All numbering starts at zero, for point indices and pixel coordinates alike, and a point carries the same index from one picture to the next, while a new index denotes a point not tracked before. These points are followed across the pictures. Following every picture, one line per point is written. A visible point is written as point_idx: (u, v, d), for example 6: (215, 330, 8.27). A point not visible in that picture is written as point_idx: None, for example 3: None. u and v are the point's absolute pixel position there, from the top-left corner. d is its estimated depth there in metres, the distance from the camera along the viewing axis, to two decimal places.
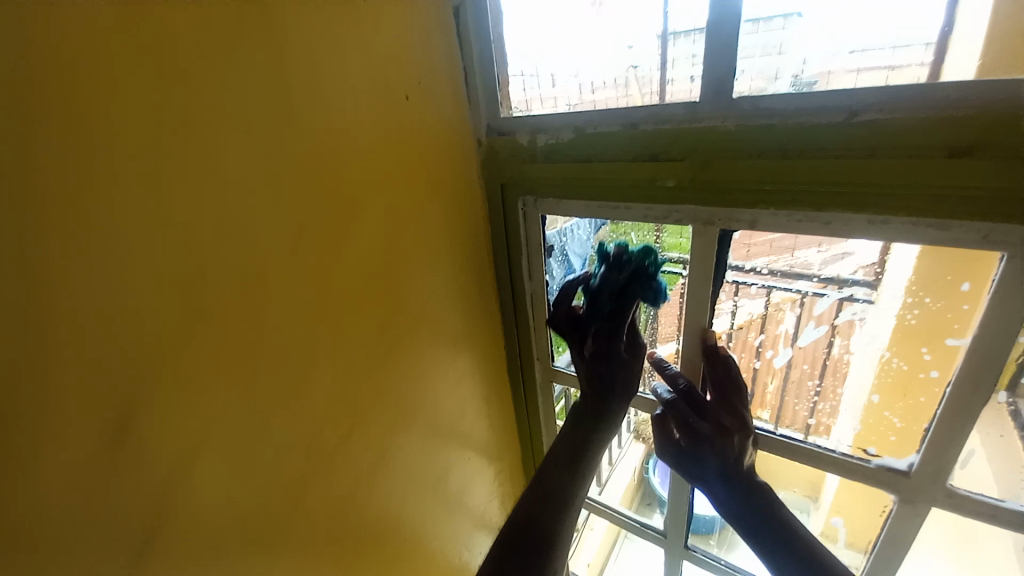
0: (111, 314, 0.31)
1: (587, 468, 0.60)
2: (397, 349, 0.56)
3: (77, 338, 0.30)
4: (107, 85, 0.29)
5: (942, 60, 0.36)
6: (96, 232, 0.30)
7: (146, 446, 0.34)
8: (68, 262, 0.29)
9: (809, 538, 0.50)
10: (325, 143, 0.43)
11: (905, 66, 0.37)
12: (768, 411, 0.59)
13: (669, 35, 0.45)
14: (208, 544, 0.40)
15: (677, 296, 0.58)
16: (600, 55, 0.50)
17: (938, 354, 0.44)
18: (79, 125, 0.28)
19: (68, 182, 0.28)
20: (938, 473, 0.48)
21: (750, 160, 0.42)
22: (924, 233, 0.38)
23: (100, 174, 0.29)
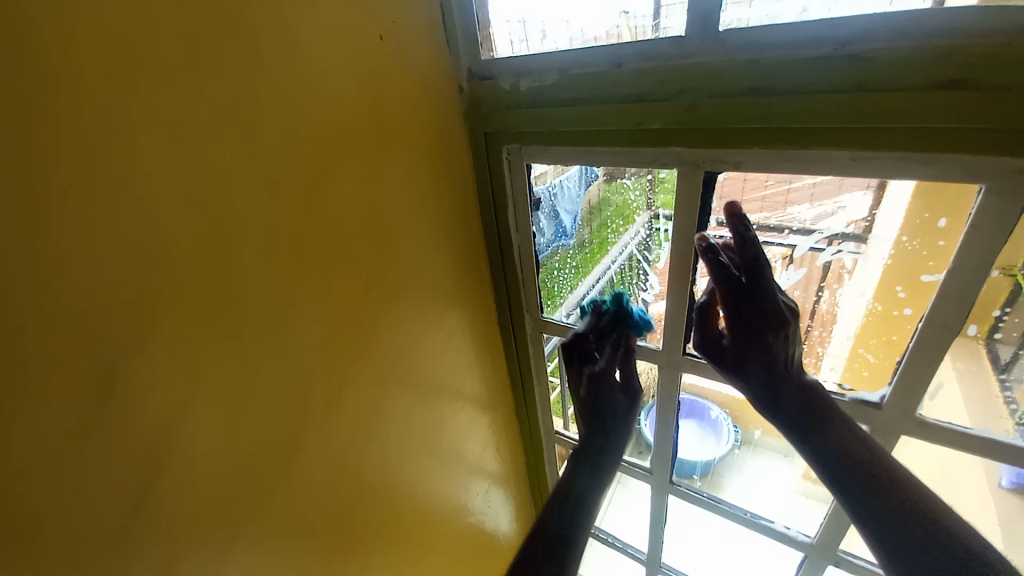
0: (91, 265, 0.31)
1: (607, 468, 0.63)
2: (388, 303, 0.57)
3: (59, 289, 0.30)
4: (60, 21, 0.28)
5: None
6: (66, 183, 0.29)
7: (141, 394, 0.35)
8: (39, 212, 0.29)
9: (900, 473, 0.46)
10: (296, 87, 0.41)
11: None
12: None
13: None
14: (212, 488, 0.42)
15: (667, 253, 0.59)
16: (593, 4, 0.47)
17: (912, 292, 0.46)
18: (32, 62, 0.27)
19: (28, 126, 0.28)
20: (910, 405, 0.50)
21: (734, 98, 0.41)
22: (907, 167, 0.39)
23: (60, 116, 0.29)
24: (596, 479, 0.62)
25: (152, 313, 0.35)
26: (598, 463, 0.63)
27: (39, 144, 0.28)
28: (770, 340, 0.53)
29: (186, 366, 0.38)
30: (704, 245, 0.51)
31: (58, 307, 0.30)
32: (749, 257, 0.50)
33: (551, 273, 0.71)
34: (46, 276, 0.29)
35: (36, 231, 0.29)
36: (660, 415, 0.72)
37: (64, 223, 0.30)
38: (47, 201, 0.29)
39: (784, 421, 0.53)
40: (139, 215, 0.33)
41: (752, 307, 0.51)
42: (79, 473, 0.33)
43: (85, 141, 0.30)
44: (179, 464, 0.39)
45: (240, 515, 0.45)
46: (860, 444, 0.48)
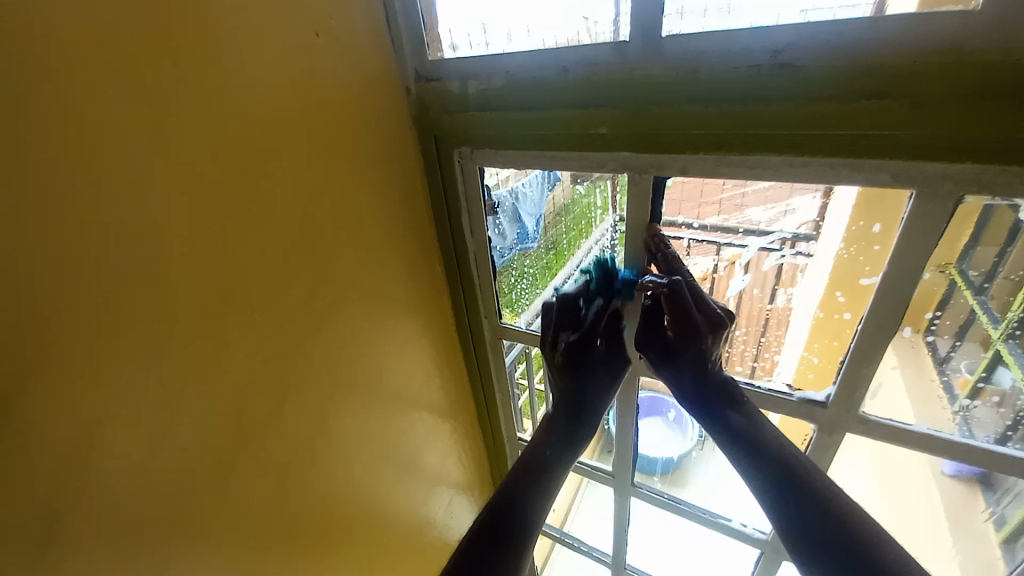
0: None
1: (574, 445, 0.57)
2: (335, 313, 0.54)
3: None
4: None
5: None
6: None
7: (36, 420, 0.32)
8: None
9: (806, 466, 0.45)
10: (223, 84, 0.39)
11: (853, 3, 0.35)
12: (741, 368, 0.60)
13: None
14: (130, 519, 0.39)
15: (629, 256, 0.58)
16: (555, 10, 0.47)
17: (851, 297, 0.47)
18: None
19: None
20: (852, 404, 0.51)
21: (675, 104, 0.42)
22: (841, 172, 0.40)
23: None
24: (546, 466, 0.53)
25: (51, 331, 0.32)
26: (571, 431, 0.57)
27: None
28: (708, 342, 0.51)
29: (100, 389, 0.35)
30: (655, 238, 0.52)
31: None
32: (670, 261, 0.51)
33: (507, 279, 0.70)
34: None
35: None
36: (619, 417, 0.72)
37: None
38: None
39: (698, 412, 0.53)
40: (27, 224, 0.30)
41: (693, 305, 0.50)
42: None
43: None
44: (92, 493, 0.36)
45: (165, 545, 0.42)
46: (772, 440, 0.47)
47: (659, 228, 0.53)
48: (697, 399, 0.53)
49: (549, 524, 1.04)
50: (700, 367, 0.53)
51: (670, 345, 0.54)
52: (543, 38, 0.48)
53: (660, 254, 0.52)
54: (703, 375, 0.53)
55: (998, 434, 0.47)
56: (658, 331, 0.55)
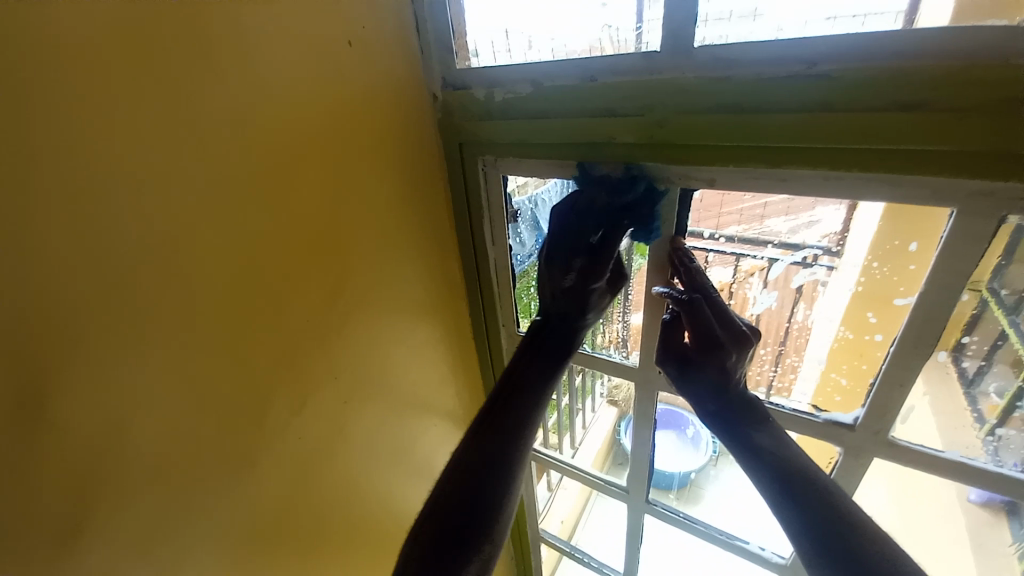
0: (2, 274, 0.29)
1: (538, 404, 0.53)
2: (354, 316, 0.54)
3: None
4: None
5: (915, 6, 0.34)
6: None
7: (65, 413, 0.33)
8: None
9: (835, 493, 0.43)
10: (254, 88, 0.39)
11: (881, 11, 0.35)
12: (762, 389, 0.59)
13: None
14: (148, 514, 0.39)
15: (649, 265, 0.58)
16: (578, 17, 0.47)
17: (883, 317, 0.46)
18: None
19: None
20: (882, 427, 0.49)
21: (704, 113, 0.41)
22: (877, 188, 0.39)
23: None
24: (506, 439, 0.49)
25: (77, 325, 0.32)
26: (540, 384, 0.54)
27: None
28: (731, 359, 0.50)
29: (120, 386, 0.35)
30: (679, 254, 0.52)
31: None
32: (695, 284, 0.51)
33: (524, 286, 0.70)
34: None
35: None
36: (636, 431, 0.71)
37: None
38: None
39: (720, 429, 0.51)
40: (65, 220, 0.31)
41: (714, 320, 0.50)
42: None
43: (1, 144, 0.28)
44: (109, 489, 0.36)
45: (182, 540, 0.42)
46: (797, 462, 0.46)
47: (683, 242, 0.52)
48: (717, 414, 0.52)
49: (558, 537, 1.02)
50: (722, 383, 0.51)
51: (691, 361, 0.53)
52: (566, 44, 0.48)
53: (682, 267, 0.52)
54: (725, 390, 0.51)
55: None
56: (677, 345, 0.55)
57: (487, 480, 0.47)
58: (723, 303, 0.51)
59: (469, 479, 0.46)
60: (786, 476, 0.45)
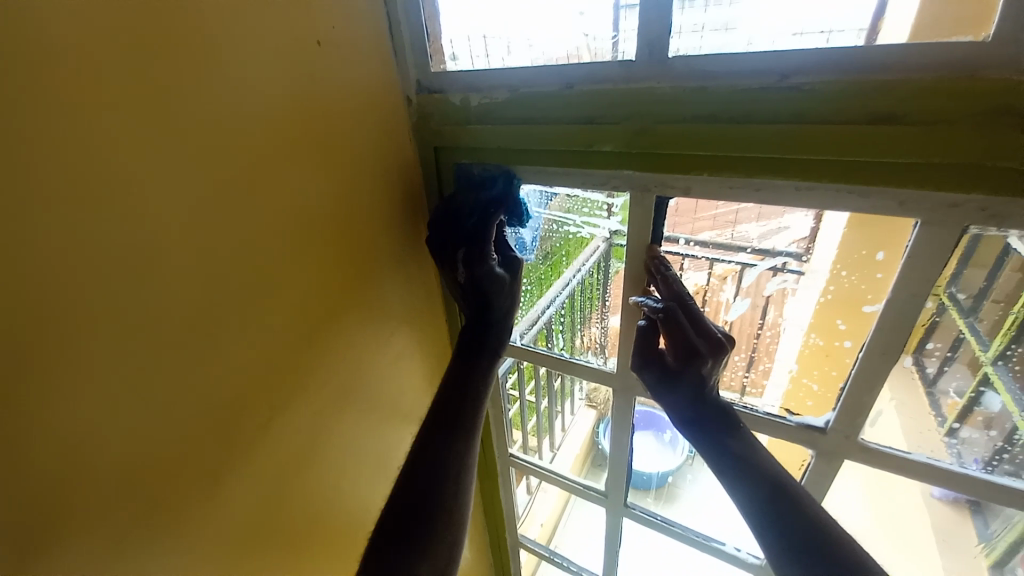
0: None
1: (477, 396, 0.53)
2: (327, 325, 0.53)
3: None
4: None
5: (878, 24, 0.35)
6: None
7: (9, 444, 0.30)
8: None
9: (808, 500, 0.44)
10: (219, 87, 0.37)
11: (845, 28, 0.36)
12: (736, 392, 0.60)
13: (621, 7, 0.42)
14: (107, 548, 0.36)
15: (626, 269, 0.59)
16: (554, 26, 0.47)
17: (852, 325, 0.47)
18: None
19: None
20: (852, 430, 0.50)
21: (681, 123, 0.41)
22: (848, 199, 0.39)
23: None
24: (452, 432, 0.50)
25: (20, 345, 0.29)
26: (471, 374, 0.54)
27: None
28: (707, 366, 0.50)
29: (71, 408, 0.33)
30: (657, 263, 0.52)
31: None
32: (674, 293, 0.51)
33: None
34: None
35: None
36: (614, 436, 0.71)
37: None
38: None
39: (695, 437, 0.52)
40: (8, 232, 0.28)
41: (692, 328, 0.50)
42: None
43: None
44: (59, 522, 0.33)
45: (144, 572, 0.40)
46: (769, 469, 0.46)
47: (659, 249, 0.52)
48: (692, 421, 0.52)
49: (537, 542, 1.01)
50: (697, 390, 0.52)
51: (670, 368, 0.53)
52: (544, 52, 0.48)
53: (660, 277, 0.52)
54: (700, 398, 0.51)
55: (984, 461, 0.47)
56: (656, 353, 0.54)
57: (439, 465, 0.47)
58: (699, 309, 0.51)
59: (418, 476, 0.46)
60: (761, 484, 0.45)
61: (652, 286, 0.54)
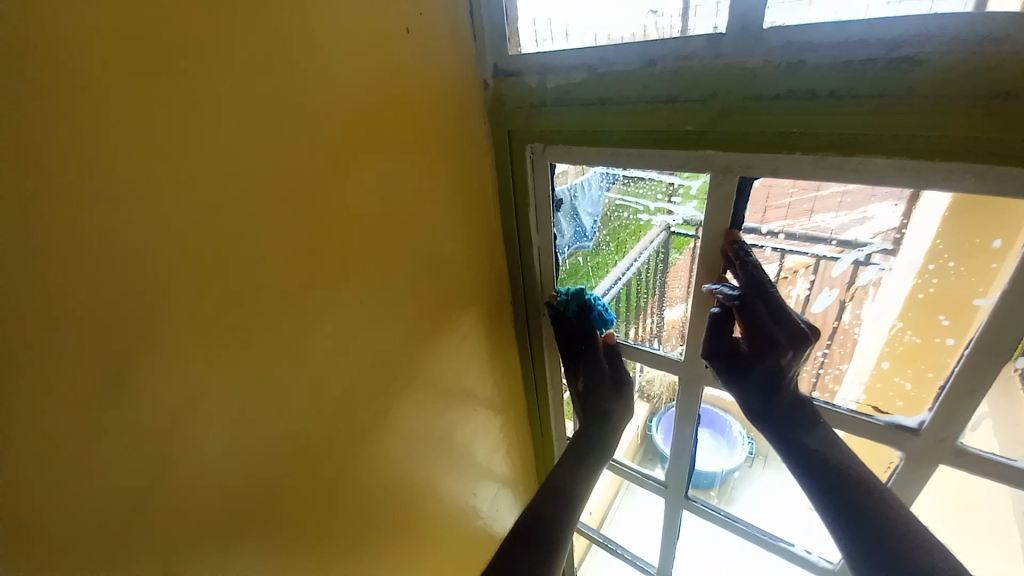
0: (88, 257, 0.30)
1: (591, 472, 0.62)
2: (402, 302, 0.56)
3: (56, 282, 0.29)
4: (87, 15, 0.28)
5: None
6: (63, 170, 0.28)
7: (148, 389, 0.35)
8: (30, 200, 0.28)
9: (890, 502, 0.42)
10: (310, 77, 0.40)
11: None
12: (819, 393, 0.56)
13: None
14: (217, 485, 0.42)
15: (687, 258, 0.58)
16: (618, 3, 0.47)
17: (956, 321, 0.43)
18: (57, 53, 0.27)
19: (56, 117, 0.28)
20: (949, 433, 0.47)
21: (775, 100, 0.39)
22: (960, 179, 0.36)
23: (88, 107, 0.29)
24: (579, 472, 0.61)
25: (154, 308, 0.34)
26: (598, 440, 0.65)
27: (33, 128, 0.27)
28: (786, 357, 0.48)
29: (192, 360, 0.38)
30: (737, 248, 0.50)
31: (39, 298, 0.29)
32: (752, 279, 0.48)
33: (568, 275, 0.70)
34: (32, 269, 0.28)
35: (26, 219, 0.28)
36: (677, 427, 0.70)
37: (60, 213, 0.29)
38: (42, 188, 0.28)
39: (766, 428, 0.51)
40: (149, 207, 0.32)
41: (771, 318, 0.47)
42: (75, 472, 0.32)
43: (88, 132, 0.29)
44: (181, 462, 0.39)
45: (244, 511, 0.45)
46: (846, 467, 0.45)
47: (739, 234, 0.50)
48: (763, 413, 0.51)
49: (588, 526, 1.03)
50: (770, 382, 0.50)
51: (741, 357, 0.52)
52: (607, 33, 0.48)
53: (738, 261, 0.50)
54: (772, 389, 0.50)
55: None
56: (727, 340, 0.52)
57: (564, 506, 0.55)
58: (781, 301, 0.48)
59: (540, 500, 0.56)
60: (834, 485, 0.44)
61: (727, 271, 0.53)
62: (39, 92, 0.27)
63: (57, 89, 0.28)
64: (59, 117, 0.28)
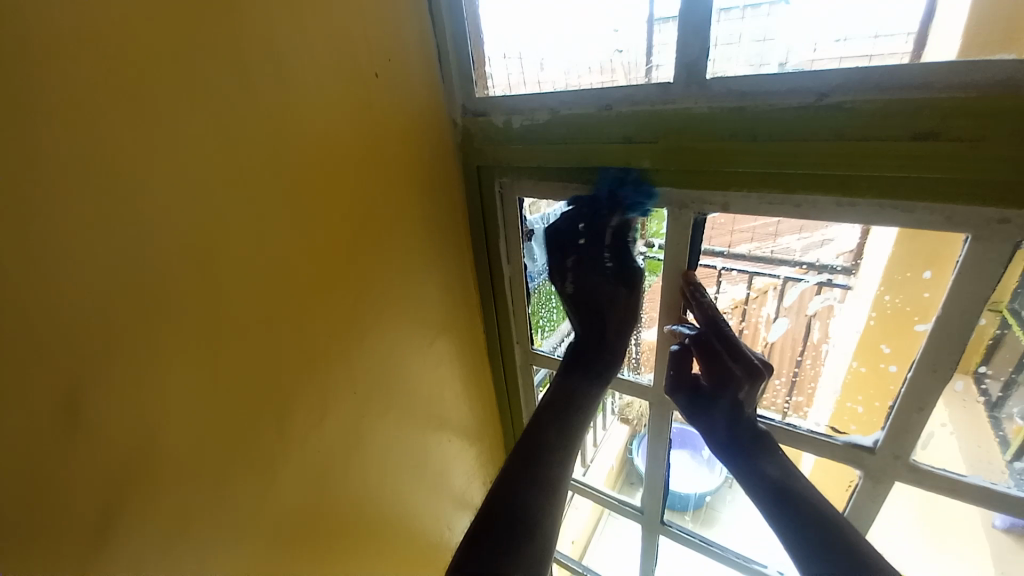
0: (45, 306, 0.30)
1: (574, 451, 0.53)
2: (374, 333, 0.56)
3: (19, 330, 0.29)
4: (56, 73, 0.29)
5: (928, 30, 0.35)
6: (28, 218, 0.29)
7: (104, 435, 0.35)
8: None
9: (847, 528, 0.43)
10: (285, 122, 0.42)
11: (894, 33, 0.36)
12: (797, 406, 0.57)
13: (656, 21, 0.44)
14: (177, 530, 0.41)
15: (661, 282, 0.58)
16: (586, 42, 0.50)
17: (897, 347, 0.46)
18: (27, 110, 0.28)
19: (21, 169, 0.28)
20: (902, 451, 0.49)
21: (720, 141, 0.42)
22: (893, 215, 0.39)
23: (51, 160, 0.29)
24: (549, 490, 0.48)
25: (114, 346, 0.34)
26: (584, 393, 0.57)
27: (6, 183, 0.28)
28: (744, 391, 0.51)
29: (155, 403, 0.37)
30: (693, 287, 0.53)
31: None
32: (708, 316, 0.51)
33: (541, 300, 0.71)
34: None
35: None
36: (649, 451, 0.71)
37: (23, 256, 0.29)
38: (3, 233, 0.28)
39: (729, 458, 0.52)
40: (111, 253, 0.33)
41: (727, 353, 0.51)
42: (23, 523, 0.32)
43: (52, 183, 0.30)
44: (141, 507, 0.38)
45: (205, 556, 0.44)
46: (807, 492, 0.46)
47: (695, 275, 0.53)
48: (729, 443, 0.52)
49: (570, 557, 1.01)
50: (732, 412, 0.52)
51: (703, 391, 0.54)
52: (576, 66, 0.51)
53: (693, 298, 0.53)
54: (734, 418, 0.52)
55: None
56: (688, 376, 0.55)
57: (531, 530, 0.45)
58: (739, 342, 0.51)
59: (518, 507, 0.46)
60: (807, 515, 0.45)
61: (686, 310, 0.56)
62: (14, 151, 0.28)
63: (24, 136, 0.28)
64: (23, 161, 0.28)
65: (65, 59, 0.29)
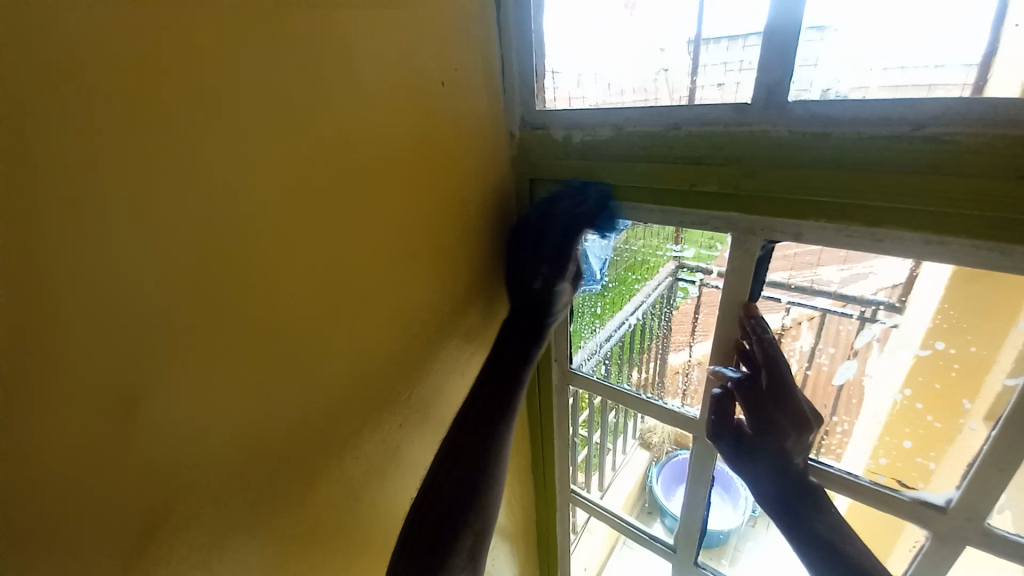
0: (114, 297, 0.30)
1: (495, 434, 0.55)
2: (417, 342, 0.55)
3: (86, 320, 0.29)
4: (148, 66, 0.29)
5: (984, 77, 0.34)
6: (106, 208, 0.29)
7: (154, 431, 0.34)
8: (71, 233, 0.28)
9: None
10: (353, 126, 0.41)
11: (949, 64, 0.35)
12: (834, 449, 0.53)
13: (702, 40, 0.44)
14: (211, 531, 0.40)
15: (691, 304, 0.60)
16: (630, 57, 0.49)
17: (979, 403, 0.43)
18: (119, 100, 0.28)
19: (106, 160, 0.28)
20: (977, 512, 0.45)
21: (799, 168, 0.40)
22: (985, 256, 0.36)
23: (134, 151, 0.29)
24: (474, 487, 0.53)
25: (173, 342, 0.34)
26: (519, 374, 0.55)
27: (89, 172, 0.28)
28: (790, 443, 0.49)
29: (204, 401, 0.37)
30: (753, 323, 0.50)
31: (61, 329, 0.28)
32: (768, 355, 0.49)
33: (580, 313, 0.70)
34: (57, 304, 0.28)
35: (68, 262, 0.28)
36: (689, 490, 0.68)
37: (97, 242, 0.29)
38: (86, 222, 0.28)
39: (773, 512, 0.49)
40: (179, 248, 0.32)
41: (775, 402, 0.49)
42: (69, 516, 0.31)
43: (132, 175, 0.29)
44: (180, 505, 0.37)
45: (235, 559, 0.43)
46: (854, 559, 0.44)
47: (757, 308, 0.51)
48: (774, 496, 0.49)
49: None
50: (777, 464, 0.49)
51: (746, 438, 0.51)
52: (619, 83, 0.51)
53: (754, 335, 0.50)
54: (779, 469, 0.49)
55: None
56: (730, 422, 0.53)
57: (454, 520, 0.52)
58: (794, 388, 0.49)
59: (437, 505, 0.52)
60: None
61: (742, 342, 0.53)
62: (101, 142, 0.28)
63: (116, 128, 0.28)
64: (106, 152, 0.28)
65: (155, 53, 0.29)
